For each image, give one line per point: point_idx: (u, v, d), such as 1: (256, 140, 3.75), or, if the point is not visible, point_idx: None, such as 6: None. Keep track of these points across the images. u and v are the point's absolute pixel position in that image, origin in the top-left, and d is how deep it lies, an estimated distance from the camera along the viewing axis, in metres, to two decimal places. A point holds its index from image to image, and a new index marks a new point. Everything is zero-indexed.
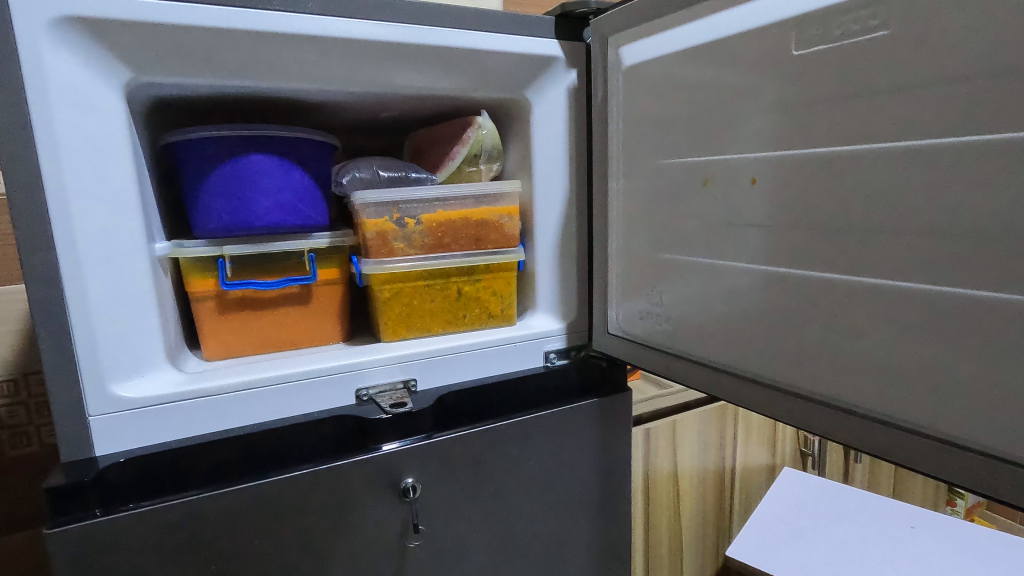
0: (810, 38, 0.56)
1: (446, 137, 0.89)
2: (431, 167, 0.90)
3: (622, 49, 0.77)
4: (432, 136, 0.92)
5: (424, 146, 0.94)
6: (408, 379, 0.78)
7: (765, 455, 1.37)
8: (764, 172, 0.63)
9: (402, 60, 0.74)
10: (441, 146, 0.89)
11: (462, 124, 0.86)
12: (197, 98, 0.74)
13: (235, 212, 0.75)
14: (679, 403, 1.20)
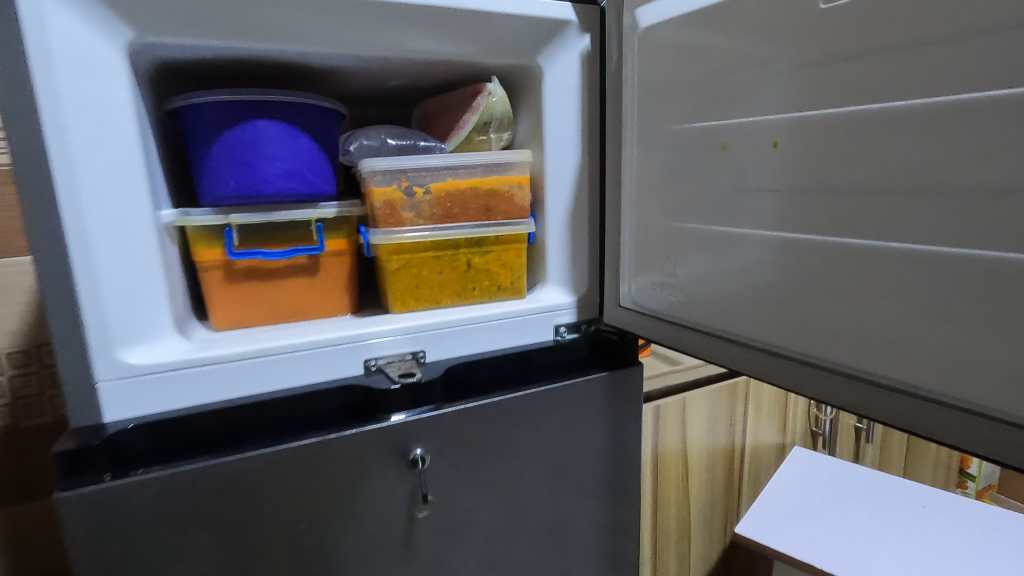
0: None
1: (455, 105, 0.87)
2: (440, 137, 0.88)
3: (638, 11, 0.74)
4: (441, 105, 0.90)
5: (433, 115, 0.92)
6: (417, 350, 0.78)
7: (775, 434, 1.34)
8: (784, 135, 0.60)
9: (411, 23, 0.71)
10: (450, 114, 0.87)
11: (471, 91, 0.84)
12: (202, 62, 0.72)
13: (242, 179, 0.74)
14: (689, 380, 1.19)
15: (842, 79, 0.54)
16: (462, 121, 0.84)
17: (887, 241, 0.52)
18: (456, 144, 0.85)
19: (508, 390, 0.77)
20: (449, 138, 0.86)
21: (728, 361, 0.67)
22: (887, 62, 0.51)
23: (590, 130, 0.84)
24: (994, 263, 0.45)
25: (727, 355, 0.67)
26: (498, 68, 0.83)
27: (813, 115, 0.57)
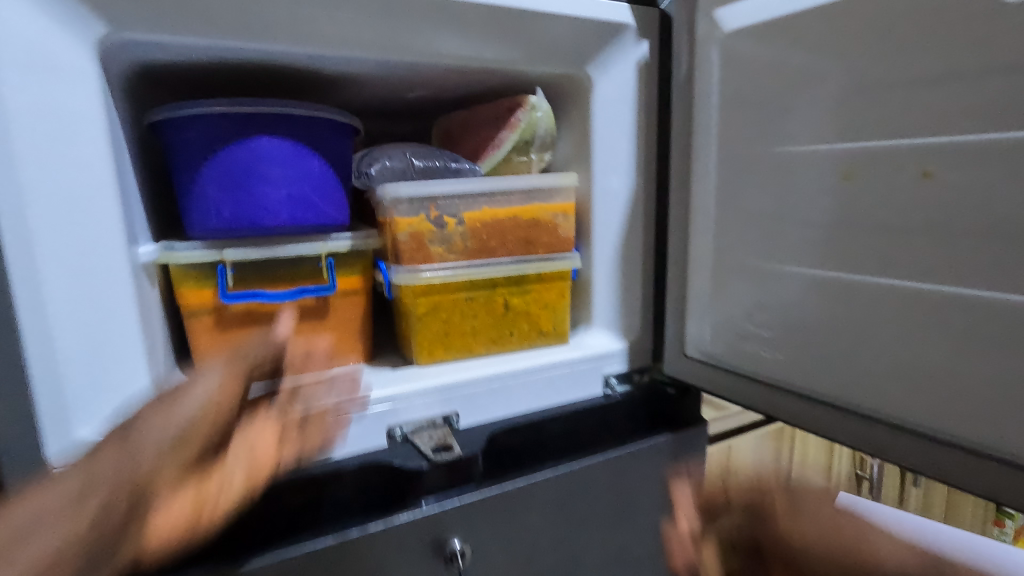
0: None
1: (487, 121, 0.75)
2: (469, 157, 0.76)
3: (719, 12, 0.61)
4: (469, 119, 0.78)
5: (459, 131, 0.80)
6: (448, 414, 0.65)
7: (818, 480, 1.23)
8: (919, 158, 0.47)
9: (446, 23, 0.59)
10: (482, 131, 0.75)
11: (507, 105, 0.71)
12: (192, 65, 0.59)
13: (238, 208, 0.62)
14: (734, 426, 1.07)
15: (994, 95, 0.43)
16: (498, 139, 0.72)
17: None
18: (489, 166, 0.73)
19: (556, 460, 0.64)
20: (481, 159, 0.74)
21: (830, 432, 0.55)
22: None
23: (647, 151, 0.72)
24: None
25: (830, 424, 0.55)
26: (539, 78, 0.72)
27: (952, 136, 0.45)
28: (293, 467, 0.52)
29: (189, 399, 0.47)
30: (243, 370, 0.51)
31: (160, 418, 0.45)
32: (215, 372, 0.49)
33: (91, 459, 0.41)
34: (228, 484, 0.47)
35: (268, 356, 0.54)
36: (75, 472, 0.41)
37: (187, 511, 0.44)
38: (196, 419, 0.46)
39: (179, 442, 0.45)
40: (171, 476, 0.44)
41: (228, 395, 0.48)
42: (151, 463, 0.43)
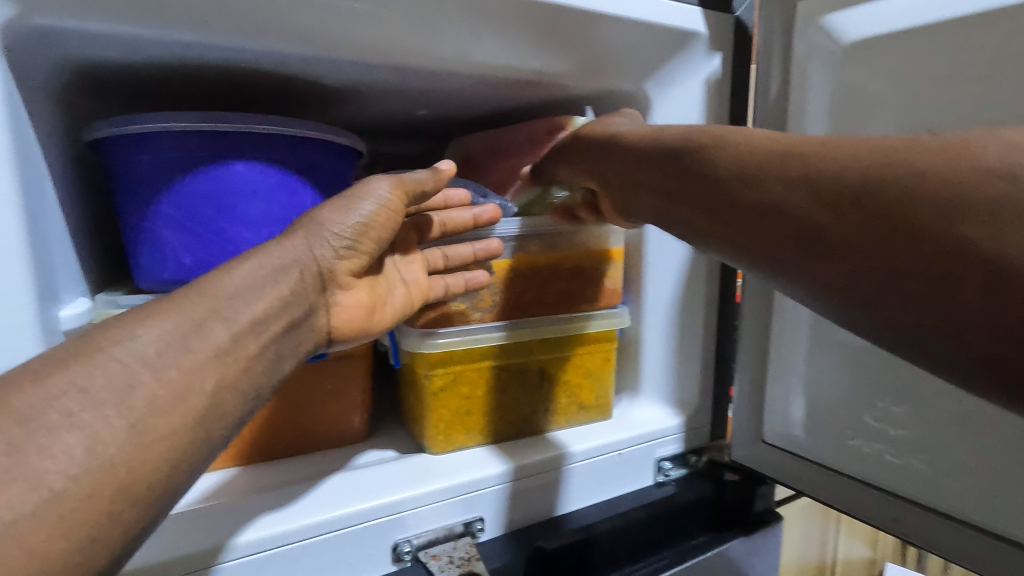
0: None
1: (518, 147, 0.62)
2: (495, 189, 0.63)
3: (838, 20, 0.50)
4: (494, 143, 0.65)
5: (481, 156, 0.67)
6: (471, 521, 0.50)
7: (865, 548, 1.06)
8: None
9: (486, 26, 0.46)
10: (512, 158, 0.62)
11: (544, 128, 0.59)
12: (146, 66, 0.45)
13: (204, 255, 0.47)
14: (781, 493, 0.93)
15: None
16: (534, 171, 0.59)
17: None
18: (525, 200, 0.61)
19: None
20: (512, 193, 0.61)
21: (952, 555, 0.45)
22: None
23: None
24: None
25: (941, 544, 0.46)
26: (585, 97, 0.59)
27: None
28: (391, 226, 0.46)
29: (355, 214, 0.43)
30: (400, 192, 0.46)
31: (326, 231, 0.42)
32: (383, 179, 0.46)
33: (309, 225, 0.42)
34: (386, 309, 0.49)
35: (421, 189, 0.48)
36: (270, 252, 0.39)
37: (362, 311, 0.46)
38: (368, 229, 0.44)
39: (356, 248, 0.44)
40: (348, 275, 0.44)
41: (393, 211, 0.46)
42: (331, 253, 0.43)
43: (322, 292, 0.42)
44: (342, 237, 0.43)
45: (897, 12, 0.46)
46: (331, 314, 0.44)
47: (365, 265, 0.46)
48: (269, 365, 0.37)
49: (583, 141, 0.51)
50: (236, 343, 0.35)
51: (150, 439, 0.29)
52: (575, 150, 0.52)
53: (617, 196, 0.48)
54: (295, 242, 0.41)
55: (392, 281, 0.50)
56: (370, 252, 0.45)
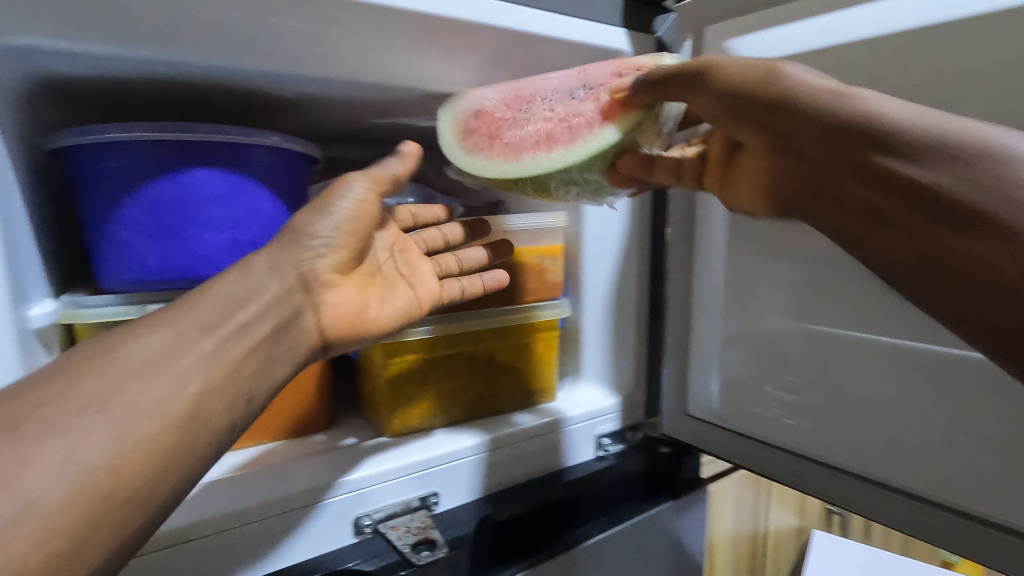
0: None
1: (571, 88, 0.52)
2: (534, 139, 0.51)
3: (738, 42, 0.58)
4: (521, 92, 0.55)
5: (498, 108, 0.54)
6: (426, 495, 0.55)
7: (793, 516, 1.19)
8: None
9: (431, 44, 0.51)
10: (561, 102, 0.52)
11: (619, 67, 0.51)
12: (110, 80, 0.48)
13: (170, 257, 0.50)
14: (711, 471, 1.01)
15: None
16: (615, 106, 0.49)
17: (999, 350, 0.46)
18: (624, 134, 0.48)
19: (562, 543, 0.54)
20: (576, 138, 0.49)
21: (868, 513, 0.52)
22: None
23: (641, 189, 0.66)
24: None
25: (863, 508, 0.52)
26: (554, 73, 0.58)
27: None
28: (365, 225, 0.50)
29: (329, 217, 0.47)
30: (375, 187, 0.50)
31: (304, 236, 0.46)
32: (355, 176, 0.50)
33: (289, 233, 0.46)
34: (384, 310, 0.52)
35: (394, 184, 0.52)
36: (248, 267, 0.43)
37: (354, 308, 0.49)
38: (346, 224, 0.48)
39: (337, 247, 0.48)
40: (332, 275, 0.48)
41: (370, 205, 0.50)
42: (311, 255, 0.46)
43: (308, 292, 0.45)
44: (320, 238, 0.47)
45: (786, 37, 0.55)
46: (324, 313, 0.47)
47: (348, 262, 0.49)
48: (260, 363, 0.40)
49: (771, 99, 0.41)
50: (219, 349, 0.38)
51: (131, 417, 0.33)
52: (760, 101, 0.41)
53: (786, 167, 0.43)
54: (273, 250, 0.45)
55: (398, 284, 0.54)
56: (351, 249, 0.49)
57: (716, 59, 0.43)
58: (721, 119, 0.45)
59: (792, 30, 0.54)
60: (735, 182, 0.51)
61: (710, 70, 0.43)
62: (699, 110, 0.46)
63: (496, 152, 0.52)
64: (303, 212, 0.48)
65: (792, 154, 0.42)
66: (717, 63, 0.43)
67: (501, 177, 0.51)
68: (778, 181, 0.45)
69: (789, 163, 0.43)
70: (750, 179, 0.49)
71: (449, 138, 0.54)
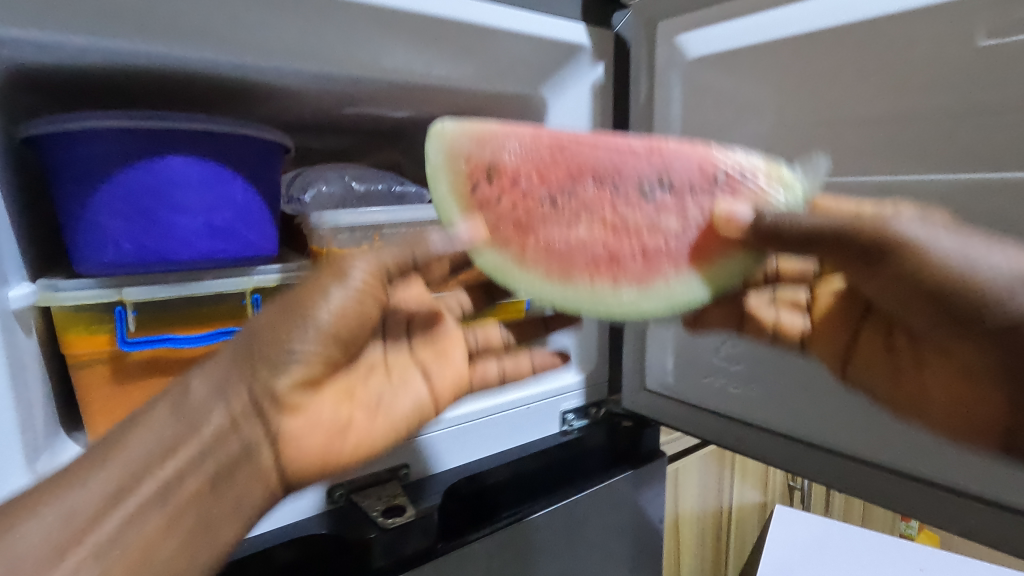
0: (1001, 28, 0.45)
1: (642, 182, 0.52)
2: (583, 254, 0.51)
3: (683, 38, 0.62)
4: (571, 165, 0.53)
5: (528, 180, 0.53)
6: (398, 467, 0.58)
7: (756, 492, 1.25)
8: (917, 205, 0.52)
9: (395, 35, 0.54)
10: (628, 203, 0.52)
11: (706, 167, 0.50)
12: (82, 70, 0.50)
13: (145, 241, 0.52)
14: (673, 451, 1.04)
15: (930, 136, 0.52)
16: (705, 240, 0.49)
17: None
18: (731, 274, 0.48)
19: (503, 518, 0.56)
20: (651, 278, 0.49)
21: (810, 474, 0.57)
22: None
23: None
24: None
25: (812, 470, 0.58)
26: (616, 143, 0.52)
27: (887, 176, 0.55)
28: (340, 337, 0.46)
29: (301, 335, 0.44)
30: (374, 277, 0.45)
31: (274, 356, 0.43)
32: (362, 261, 0.45)
33: (252, 346, 0.44)
34: (374, 427, 0.50)
35: (409, 259, 0.45)
36: (190, 386, 0.43)
37: (326, 435, 0.47)
38: (324, 331, 0.44)
39: (309, 360, 0.45)
40: (297, 398, 0.45)
41: (360, 300, 0.45)
42: (275, 379, 0.44)
43: (260, 420, 0.44)
44: (293, 358, 0.44)
45: (726, 34, 0.58)
46: (289, 442, 0.45)
47: (314, 375, 0.46)
48: (218, 470, 0.42)
49: (987, 299, 0.40)
50: (127, 529, 0.38)
51: None
52: (953, 294, 0.41)
53: (982, 356, 0.44)
54: (233, 352, 0.44)
55: (402, 384, 0.53)
56: (325, 351, 0.45)
57: (913, 233, 0.40)
58: (906, 295, 0.43)
59: (732, 29, 0.58)
60: (864, 362, 0.54)
61: (912, 243, 0.40)
62: (874, 284, 0.45)
63: (526, 255, 0.50)
64: (265, 321, 0.44)
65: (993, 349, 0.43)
66: (903, 232, 0.41)
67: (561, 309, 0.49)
68: (974, 392, 0.47)
69: (975, 354, 0.45)
70: (925, 385, 0.50)
71: (446, 193, 0.48)
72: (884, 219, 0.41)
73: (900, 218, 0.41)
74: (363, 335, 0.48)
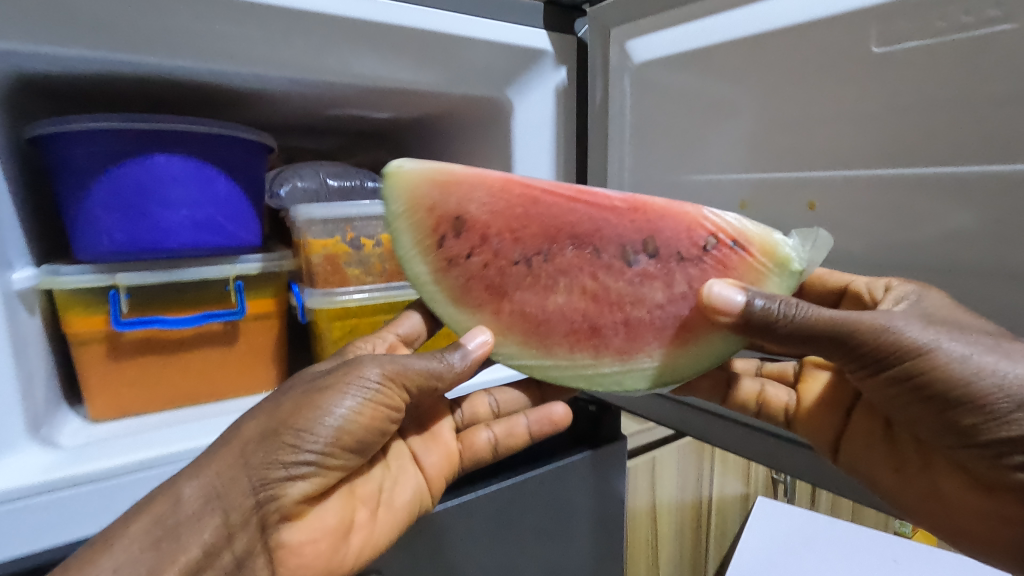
0: (896, 33, 0.46)
1: (624, 249, 0.51)
2: (563, 323, 0.50)
3: (628, 44, 0.65)
4: (547, 226, 0.51)
5: (500, 240, 0.51)
6: None
7: (737, 484, 1.29)
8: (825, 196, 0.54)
9: (359, 43, 0.58)
10: (611, 270, 0.50)
11: (696, 232, 0.49)
12: (78, 78, 0.56)
13: (135, 232, 0.58)
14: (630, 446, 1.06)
15: None
16: (693, 316, 0.47)
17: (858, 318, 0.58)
18: (718, 348, 0.46)
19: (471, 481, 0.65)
20: (633, 351, 0.48)
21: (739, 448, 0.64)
22: (927, 120, 0.46)
23: (565, 175, 0.74)
24: None
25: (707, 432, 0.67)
26: (593, 198, 0.51)
27: None
28: (343, 441, 0.45)
29: (312, 438, 0.43)
30: (392, 380, 0.46)
31: (281, 459, 0.42)
32: (378, 367, 0.46)
33: (266, 441, 0.43)
34: (374, 525, 0.52)
35: (428, 378, 0.47)
36: (184, 493, 0.40)
37: (325, 532, 0.48)
38: (344, 434, 0.45)
39: (320, 465, 0.45)
40: (298, 497, 0.45)
41: (380, 401, 0.46)
42: (279, 478, 0.43)
43: (260, 529, 0.43)
44: (299, 461, 0.43)
45: (667, 40, 0.62)
46: (281, 542, 0.45)
47: (312, 483, 0.46)
48: None
49: (993, 408, 0.40)
50: None
51: None
52: (949, 401, 0.41)
53: (976, 465, 0.45)
54: (252, 435, 0.43)
55: (399, 468, 0.56)
56: (340, 456, 0.46)
57: (915, 336, 0.41)
58: (904, 401, 0.44)
59: (668, 37, 0.61)
60: (853, 443, 0.58)
61: (912, 348, 0.41)
62: (867, 383, 0.45)
63: (501, 324, 0.51)
64: (287, 407, 0.44)
65: (984, 459, 0.44)
66: (906, 336, 0.41)
67: (562, 382, 0.50)
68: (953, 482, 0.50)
69: (977, 465, 0.45)
70: (924, 472, 0.52)
71: (411, 247, 0.50)
72: (883, 322, 0.42)
73: (894, 318, 0.42)
74: (374, 442, 0.49)
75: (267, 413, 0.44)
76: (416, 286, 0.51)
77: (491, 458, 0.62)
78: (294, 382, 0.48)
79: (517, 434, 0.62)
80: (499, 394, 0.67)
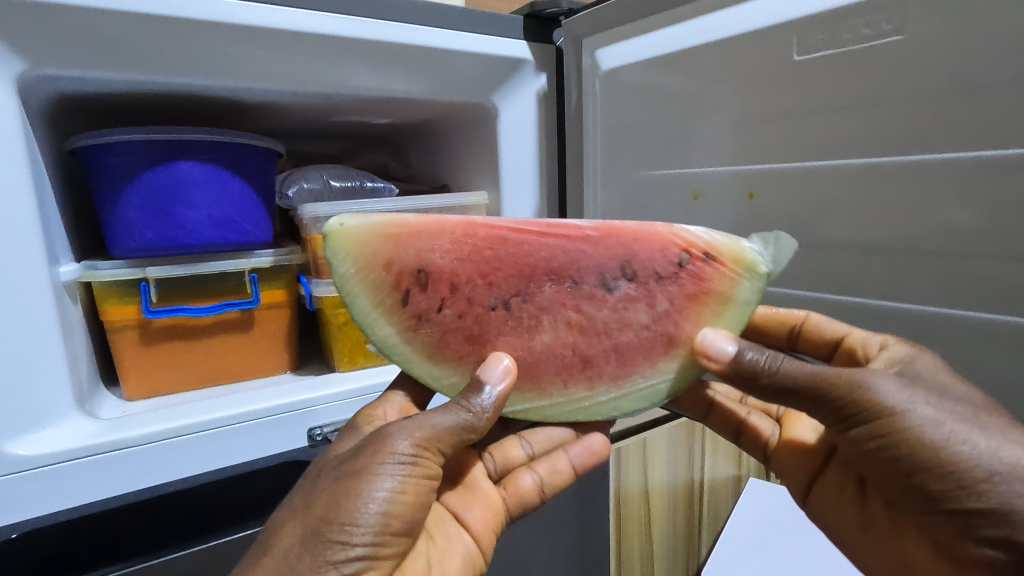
0: (816, 43, 0.56)
1: (602, 276, 0.50)
2: (553, 362, 0.50)
3: (599, 52, 0.73)
4: (522, 266, 0.50)
5: (472, 287, 0.50)
6: None
7: (731, 467, 1.34)
8: (763, 186, 0.66)
9: (356, 58, 0.66)
10: (593, 300, 0.50)
11: (668, 250, 0.49)
12: (112, 96, 0.63)
13: (162, 230, 0.66)
14: (620, 430, 1.08)
15: (804, 130, 0.61)
16: (676, 332, 0.48)
17: (814, 293, 0.66)
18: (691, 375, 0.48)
19: None
20: (627, 376, 0.49)
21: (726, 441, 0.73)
22: (864, 113, 0.56)
23: (546, 173, 0.81)
24: (959, 318, 0.54)
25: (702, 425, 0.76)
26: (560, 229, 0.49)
27: (768, 168, 0.65)
28: (390, 520, 0.43)
29: (359, 523, 0.42)
30: (425, 448, 0.45)
31: (332, 557, 0.41)
32: (405, 433, 0.45)
33: (309, 544, 0.41)
34: None
35: (458, 432, 0.46)
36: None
37: None
38: (390, 519, 0.43)
39: (373, 557, 0.43)
40: None
41: (420, 473, 0.44)
42: None
43: None
44: (351, 553, 0.42)
45: (637, 47, 0.69)
46: None
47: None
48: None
49: (962, 476, 0.40)
50: None
51: None
52: (917, 464, 0.41)
53: (944, 534, 0.43)
54: (293, 540, 0.41)
55: (456, 536, 0.54)
56: (392, 542, 0.44)
57: (891, 397, 0.41)
58: (873, 460, 0.44)
59: (635, 45, 0.69)
60: (823, 488, 0.59)
61: (885, 409, 0.41)
62: (841, 439, 0.45)
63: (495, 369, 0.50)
64: (323, 502, 0.42)
65: (955, 527, 0.42)
66: (882, 396, 0.41)
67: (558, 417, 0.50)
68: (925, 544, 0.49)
69: (944, 533, 0.43)
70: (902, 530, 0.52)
71: (370, 310, 0.48)
72: (862, 378, 0.42)
73: (874, 376, 0.42)
74: (423, 514, 0.47)
75: (303, 512, 0.43)
76: (385, 351, 0.49)
77: (540, 499, 0.62)
78: (323, 470, 0.47)
79: (560, 470, 0.62)
80: (532, 436, 0.65)
